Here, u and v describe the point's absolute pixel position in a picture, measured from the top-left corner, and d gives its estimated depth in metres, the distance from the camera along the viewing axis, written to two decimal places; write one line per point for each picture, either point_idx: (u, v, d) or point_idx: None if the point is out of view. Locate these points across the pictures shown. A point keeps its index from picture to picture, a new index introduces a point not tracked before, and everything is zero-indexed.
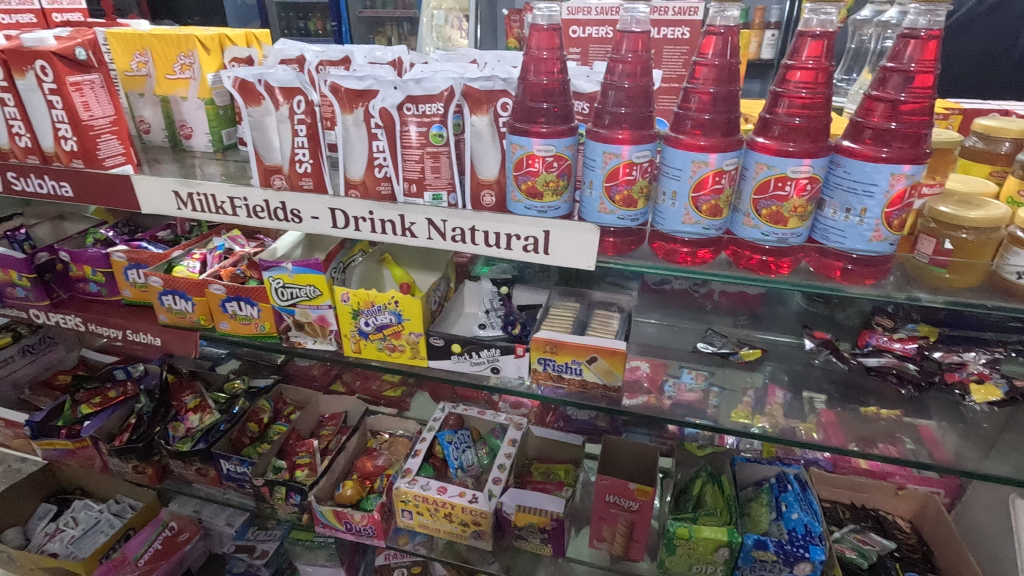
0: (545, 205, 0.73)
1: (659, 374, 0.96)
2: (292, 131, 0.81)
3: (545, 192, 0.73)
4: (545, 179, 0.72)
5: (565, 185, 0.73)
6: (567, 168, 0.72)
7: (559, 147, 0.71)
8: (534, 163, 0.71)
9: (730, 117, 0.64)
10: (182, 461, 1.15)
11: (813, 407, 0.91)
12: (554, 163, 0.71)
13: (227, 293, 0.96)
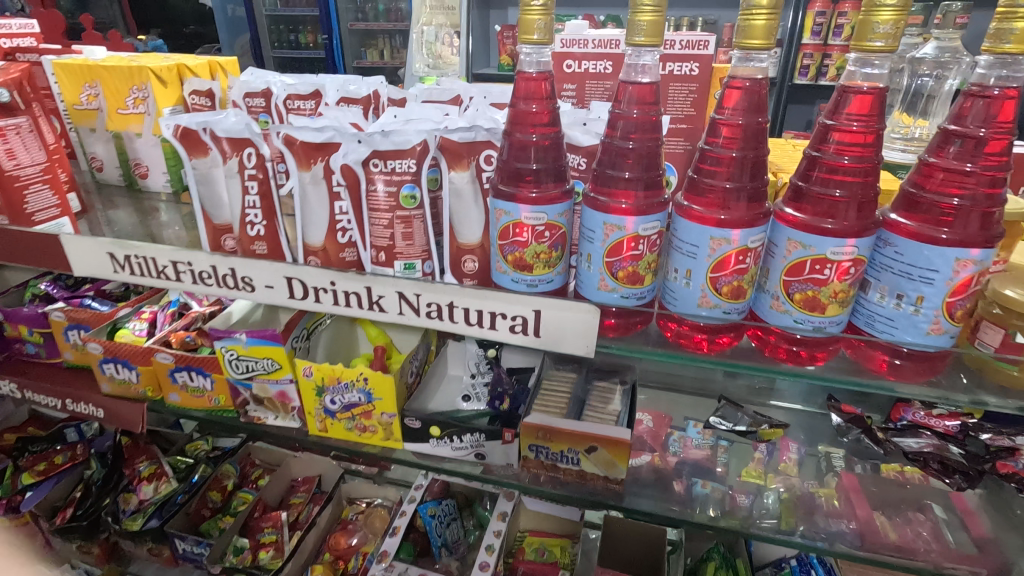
0: (536, 278, 0.63)
1: (662, 428, 0.92)
2: (241, 188, 0.69)
3: (536, 264, 0.62)
4: (536, 250, 0.61)
5: (559, 256, 0.62)
6: (561, 237, 0.61)
7: (552, 215, 0.59)
8: (521, 233, 0.60)
9: (755, 185, 0.54)
10: (132, 540, 1.05)
11: (831, 465, 0.88)
12: (546, 233, 0.60)
13: (175, 363, 0.84)
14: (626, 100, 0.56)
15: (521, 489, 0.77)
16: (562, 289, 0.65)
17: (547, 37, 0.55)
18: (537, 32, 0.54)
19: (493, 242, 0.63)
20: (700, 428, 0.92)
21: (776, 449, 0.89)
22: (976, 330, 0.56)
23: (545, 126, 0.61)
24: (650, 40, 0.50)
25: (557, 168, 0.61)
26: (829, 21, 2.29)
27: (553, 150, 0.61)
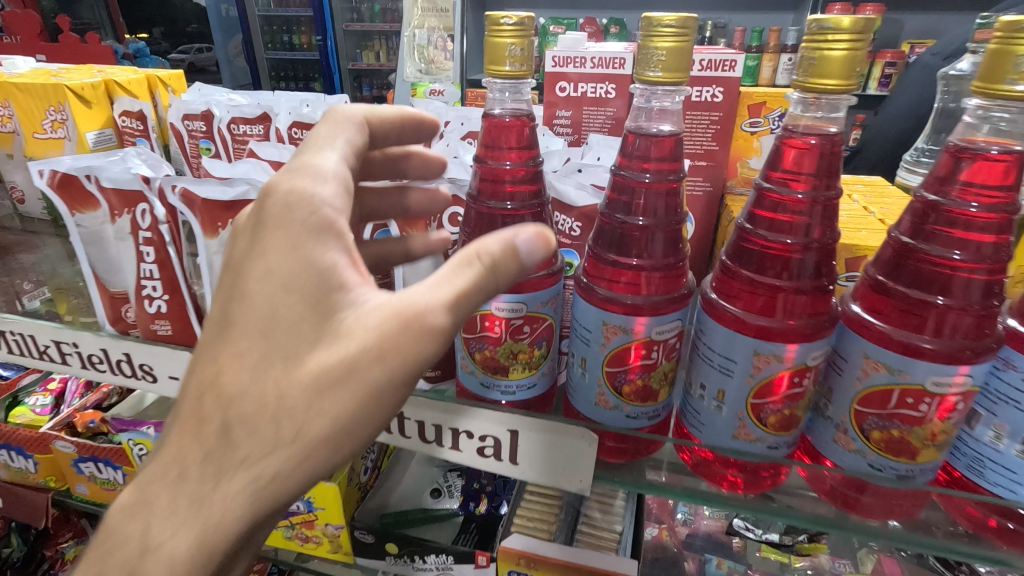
0: (513, 384, 0.47)
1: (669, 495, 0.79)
2: (135, 253, 0.54)
3: (512, 367, 0.46)
4: (514, 350, 0.45)
5: (545, 356, 0.46)
6: (548, 330, 0.45)
7: (532, 305, 0.44)
8: (492, 327, 0.44)
9: (820, 282, 0.37)
10: None
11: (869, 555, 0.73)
12: (527, 329, 0.44)
13: (79, 453, 0.69)
14: (638, 153, 0.40)
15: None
16: (549, 396, 0.49)
17: (523, 66, 0.40)
18: (509, 62, 0.39)
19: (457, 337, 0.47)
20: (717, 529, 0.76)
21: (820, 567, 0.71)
22: None
23: (526, 185, 0.45)
24: (671, 76, 0.35)
25: (542, 241, 0.45)
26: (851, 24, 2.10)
27: (537, 216, 0.45)
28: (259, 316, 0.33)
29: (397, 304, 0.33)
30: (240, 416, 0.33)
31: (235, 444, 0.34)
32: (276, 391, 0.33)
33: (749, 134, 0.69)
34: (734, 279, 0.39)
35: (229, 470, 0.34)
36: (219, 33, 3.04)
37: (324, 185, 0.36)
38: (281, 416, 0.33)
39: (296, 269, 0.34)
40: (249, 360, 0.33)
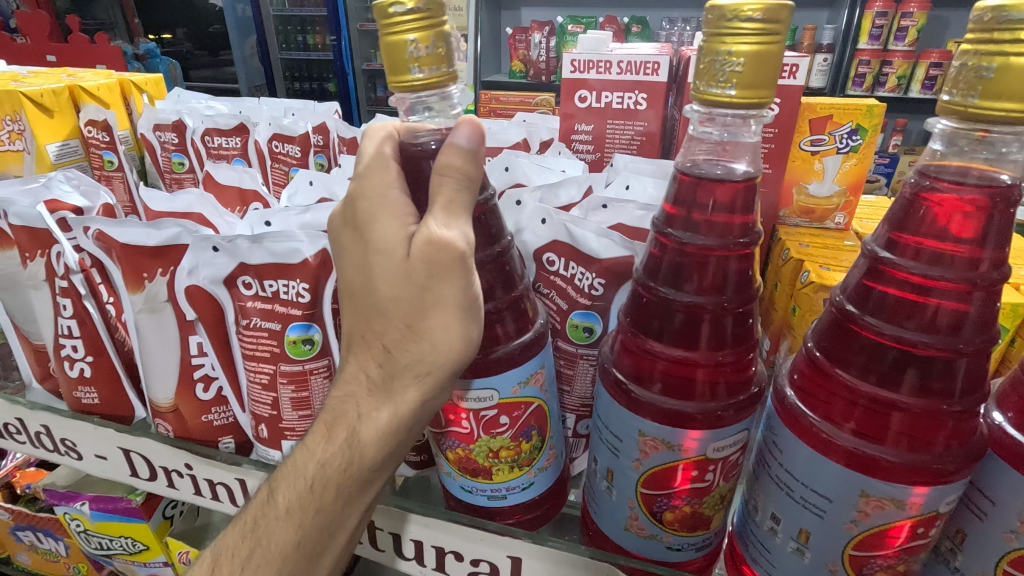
0: (501, 489, 0.35)
1: None
2: (52, 305, 0.44)
3: (495, 468, 0.34)
4: (494, 448, 0.34)
5: (538, 447, 0.35)
6: (535, 415, 0.34)
7: (506, 390, 0.32)
8: (459, 422, 0.33)
9: (970, 400, 0.25)
10: None
11: None
12: (507, 420, 0.33)
13: (14, 521, 0.59)
14: (690, 202, 0.28)
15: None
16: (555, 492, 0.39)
17: (440, 71, 0.28)
18: (414, 68, 0.27)
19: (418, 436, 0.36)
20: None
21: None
22: None
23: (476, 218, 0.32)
24: (748, 95, 0.24)
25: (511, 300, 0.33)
26: (890, 23, 1.82)
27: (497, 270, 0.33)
28: (374, 251, 0.30)
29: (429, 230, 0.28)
30: (392, 363, 0.30)
31: (394, 359, 0.30)
32: (412, 311, 0.29)
33: (809, 154, 0.57)
34: (828, 380, 0.27)
35: (395, 379, 0.30)
36: (232, 33, 2.97)
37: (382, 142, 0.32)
38: (426, 310, 0.29)
39: (386, 224, 0.30)
40: (389, 299, 0.29)
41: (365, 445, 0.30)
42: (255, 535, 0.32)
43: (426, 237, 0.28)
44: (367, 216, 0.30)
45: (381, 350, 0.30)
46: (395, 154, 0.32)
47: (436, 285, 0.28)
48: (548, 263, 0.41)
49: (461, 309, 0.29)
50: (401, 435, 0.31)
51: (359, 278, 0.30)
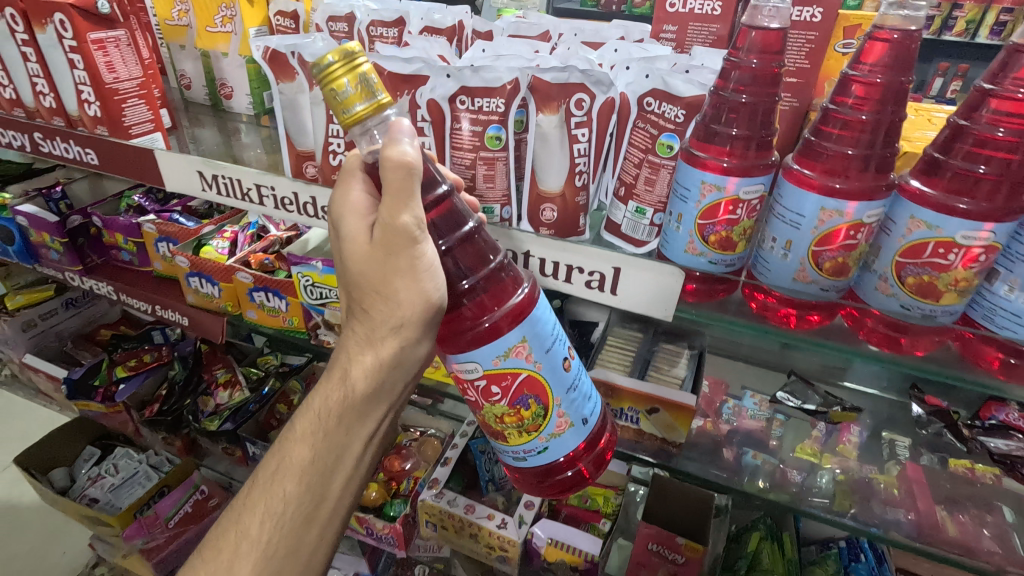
0: (522, 451, 0.61)
1: (718, 396, 0.90)
2: (325, 116, 0.69)
3: (509, 435, 0.60)
4: (498, 412, 0.58)
5: (535, 421, 0.58)
6: (524, 399, 0.57)
7: (489, 372, 0.55)
8: (474, 402, 0.59)
9: (885, 153, 0.48)
10: (209, 439, 1.14)
11: (893, 453, 0.82)
12: (497, 391, 0.56)
13: (254, 283, 0.88)
14: (747, 47, 0.51)
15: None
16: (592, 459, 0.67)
17: (368, 95, 0.47)
18: (355, 104, 0.46)
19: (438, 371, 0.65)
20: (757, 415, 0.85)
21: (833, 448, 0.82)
22: None
23: (445, 210, 0.56)
24: None
25: (488, 271, 0.57)
26: None
27: (469, 247, 0.57)
28: (350, 246, 0.55)
29: (384, 220, 0.52)
30: (380, 313, 0.55)
31: (373, 316, 0.56)
32: (383, 286, 0.54)
33: (840, 54, 0.75)
34: (810, 148, 0.50)
35: (373, 342, 0.57)
36: None
37: (355, 187, 0.56)
38: (391, 279, 0.53)
39: (357, 228, 0.55)
40: (368, 293, 0.55)
41: (355, 380, 0.59)
42: (296, 440, 0.63)
43: (383, 232, 0.52)
44: (347, 232, 0.55)
45: (365, 314, 0.56)
46: (364, 190, 0.57)
47: (396, 258, 0.52)
48: (647, 105, 0.63)
49: (413, 273, 0.52)
50: (377, 372, 0.59)
51: (345, 268, 0.57)
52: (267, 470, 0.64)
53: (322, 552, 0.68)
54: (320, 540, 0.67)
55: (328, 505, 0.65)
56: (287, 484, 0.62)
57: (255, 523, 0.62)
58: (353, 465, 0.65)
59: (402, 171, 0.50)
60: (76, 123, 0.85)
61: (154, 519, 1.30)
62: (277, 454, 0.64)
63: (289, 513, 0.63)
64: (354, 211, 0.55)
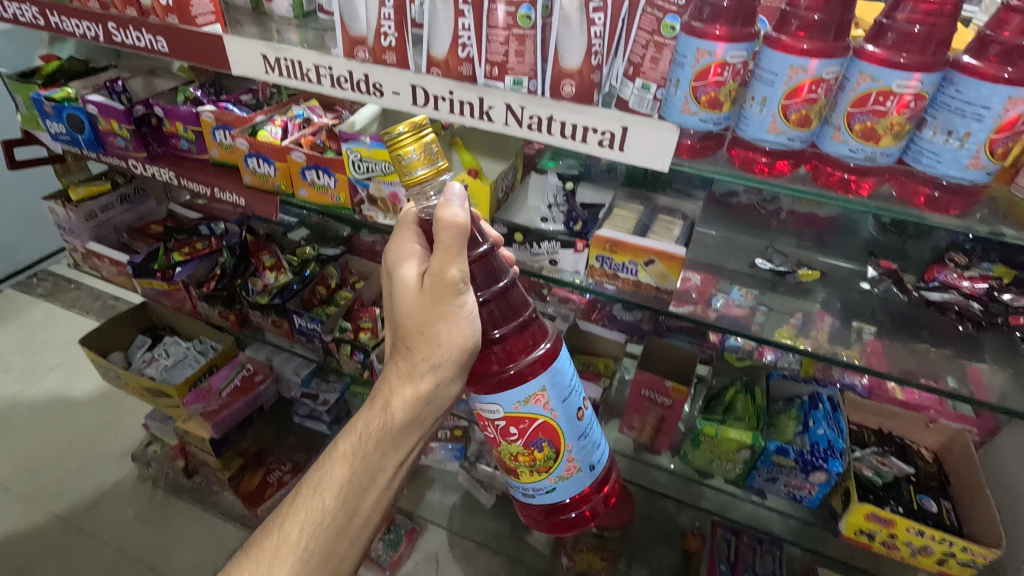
0: (530, 483, 0.87)
1: (709, 288, 0.96)
2: (376, 3, 0.79)
3: (521, 469, 0.85)
4: (514, 450, 0.83)
5: (543, 457, 0.84)
6: (535, 447, 0.82)
7: (514, 416, 0.79)
8: (498, 440, 0.83)
9: (842, 19, 0.61)
10: (260, 312, 1.30)
11: (858, 338, 0.89)
12: (517, 432, 0.80)
13: (307, 161, 1.01)
14: None
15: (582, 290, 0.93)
16: (603, 494, 0.99)
17: (421, 157, 0.66)
18: (417, 169, 0.67)
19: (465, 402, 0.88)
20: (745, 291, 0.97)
21: (813, 317, 0.93)
22: (1016, 175, 0.64)
23: (483, 265, 0.80)
24: None
25: (518, 323, 0.82)
26: None
27: (503, 302, 0.82)
28: (404, 291, 0.78)
29: (435, 276, 0.74)
30: (422, 348, 0.78)
31: (418, 352, 0.79)
32: (427, 328, 0.76)
33: None
34: (787, 16, 0.62)
35: (413, 379, 0.81)
36: None
37: (410, 245, 0.79)
38: (435, 323, 0.75)
39: (410, 279, 0.78)
40: (415, 335, 0.78)
41: (395, 409, 0.81)
42: (339, 461, 0.83)
43: (432, 287, 0.74)
44: (401, 282, 0.78)
45: (412, 350, 0.79)
46: (418, 248, 0.80)
47: (441, 307, 0.75)
48: None
49: (452, 319, 0.75)
50: (413, 402, 0.82)
51: (399, 310, 0.79)
52: (310, 486, 0.83)
53: (346, 562, 0.84)
54: (347, 552, 0.83)
55: (357, 519, 0.83)
56: (328, 496, 0.81)
57: (297, 528, 0.79)
58: (381, 484, 0.85)
59: (455, 236, 0.70)
60: (148, 13, 0.95)
61: (208, 389, 1.47)
62: (320, 474, 0.83)
63: (328, 520, 0.80)
64: (408, 263, 0.78)
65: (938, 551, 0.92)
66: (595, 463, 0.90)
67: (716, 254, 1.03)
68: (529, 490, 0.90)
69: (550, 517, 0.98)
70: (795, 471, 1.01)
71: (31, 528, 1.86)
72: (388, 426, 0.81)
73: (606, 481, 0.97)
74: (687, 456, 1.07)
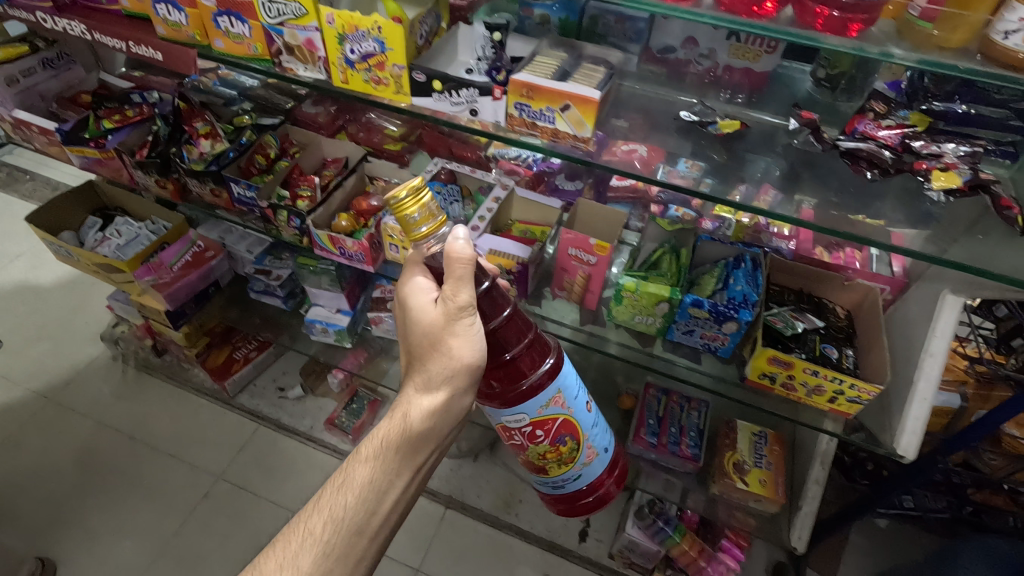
0: (560, 475, 1.04)
1: (656, 160, 0.94)
2: None
3: (549, 463, 1.01)
4: (543, 449, 0.98)
5: (568, 449, 1.00)
6: (558, 441, 0.98)
7: (538, 418, 0.93)
8: (521, 443, 0.98)
9: None
10: (197, 181, 1.28)
11: (799, 206, 0.89)
12: (543, 432, 0.95)
13: (217, 7, 0.95)
14: None
15: (540, 151, 0.91)
16: (615, 479, 1.16)
17: (424, 218, 0.76)
18: (419, 227, 0.77)
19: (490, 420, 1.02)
20: (690, 163, 0.96)
21: (756, 190, 0.92)
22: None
23: (489, 298, 0.93)
24: None
25: (527, 342, 0.94)
26: None
27: (511, 326, 0.94)
28: (416, 321, 0.88)
29: (448, 302, 0.84)
30: (433, 361, 0.87)
31: (432, 366, 0.87)
32: (440, 343, 0.86)
33: None
34: None
35: (429, 388, 0.89)
36: None
37: (421, 280, 0.91)
38: (447, 340, 0.86)
39: (422, 309, 0.88)
40: (428, 353, 0.88)
41: (414, 415, 0.89)
42: (363, 461, 0.89)
43: (445, 312, 0.85)
44: (414, 312, 0.89)
45: (426, 364, 0.88)
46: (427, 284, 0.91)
47: (453, 326, 0.85)
48: None
49: (461, 338, 0.86)
50: (430, 408, 0.89)
51: (413, 331, 0.89)
52: (334, 485, 0.88)
53: (365, 564, 0.87)
54: (365, 552, 0.86)
55: (377, 521, 0.87)
56: (349, 495, 0.86)
57: (322, 522, 0.84)
58: (398, 488, 0.89)
59: (461, 269, 0.83)
60: None
61: (159, 264, 1.48)
62: (346, 473, 0.89)
63: (348, 517, 0.85)
64: (418, 293, 0.89)
65: (829, 390, 1.01)
66: (607, 446, 1.07)
67: (647, 110, 1.02)
68: (561, 479, 1.06)
69: (573, 500, 1.16)
70: (709, 323, 1.06)
71: (9, 403, 1.93)
72: (406, 429, 0.88)
73: (616, 468, 1.14)
74: (612, 313, 1.13)
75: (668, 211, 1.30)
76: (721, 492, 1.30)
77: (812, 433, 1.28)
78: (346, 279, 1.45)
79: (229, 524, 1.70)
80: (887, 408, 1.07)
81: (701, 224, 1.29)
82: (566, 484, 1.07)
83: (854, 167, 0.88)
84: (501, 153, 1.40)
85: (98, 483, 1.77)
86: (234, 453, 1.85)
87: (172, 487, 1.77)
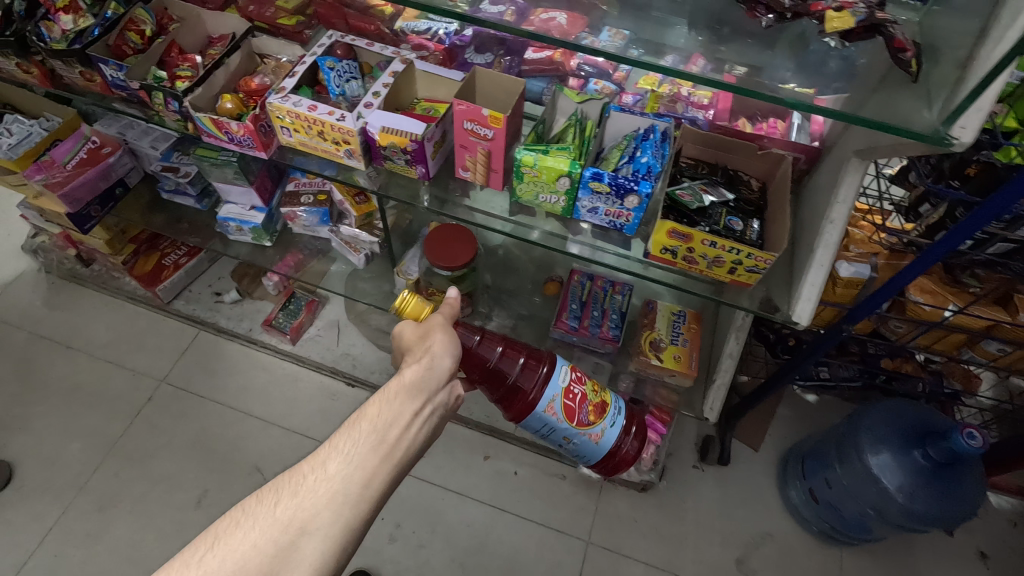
0: (615, 406, 1.16)
1: (576, 29, 0.87)
2: None
3: (601, 395, 1.14)
4: (592, 385, 1.13)
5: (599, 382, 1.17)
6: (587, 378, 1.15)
7: (567, 362, 1.11)
8: (577, 392, 1.09)
9: None
10: (63, 63, 1.16)
11: (725, 71, 0.82)
12: (579, 372, 1.13)
13: None
14: None
15: (457, 18, 0.88)
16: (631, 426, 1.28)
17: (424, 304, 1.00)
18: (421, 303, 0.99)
19: (546, 418, 1.08)
20: (615, 32, 0.88)
21: (685, 61, 0.84)
22: None
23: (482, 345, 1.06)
24: None
25: (527, 354, 1.10)
26: None
27: (512, 352, 1.10)
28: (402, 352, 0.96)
29: (435, 320, 0.96)
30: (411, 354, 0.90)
31: (417, 349, 0.90)
32: (421, 338, 0.93)
33: None
34: None
35: (416, 360, 0.88)
36: None
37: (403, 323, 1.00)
38: (431, 334, 0.92)
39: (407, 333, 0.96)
40: (412, 348, 0.92)
41: (409, 373, 0.86)
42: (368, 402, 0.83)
43: (426, 325, 0.95)
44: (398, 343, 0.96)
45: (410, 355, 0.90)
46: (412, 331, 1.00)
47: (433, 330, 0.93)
48: None
49: (444, 336, 0.93)
50: (421, 370, 0.87)
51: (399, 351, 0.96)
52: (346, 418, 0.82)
53: (379, 488, 0.76)
54: (378, 476, 0.76)
55: (393, 440, 0.79)
56: (365, 419, 0.79)
57: (336, 441, 0.77)
58: (413, 414, 0.81)
59: (448, 306, 1.01)
60: None
61: (51, 162, 1.40)
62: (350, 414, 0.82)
63: (368, 431, 0.78)
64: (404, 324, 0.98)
65: (729, 261, 1.00)
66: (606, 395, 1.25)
67: None
68: (616, 421, 1.16)
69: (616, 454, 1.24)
70: (611, 198, 1.02)
71: None
72: (399, 378, 0.85)
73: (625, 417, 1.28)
74: (516, 193, 1.09)
75: (587, 85, 1.20)
76: (638, 368, 1.34)
77: (730, 310, 1.29)
78: (254, 172, 1.37)
79: (174, 423, 1.73)
80: (792, 274, 1.06)
81: (622, 98, 1.19)
82: (622, 417, 1.18)
83: (751, 14, 0.82)
84: (411, 27, 1.26)
85: (39, 391, 1.77)
86: (175, 359, 1.84)
87: (115, 393, 1.78)
